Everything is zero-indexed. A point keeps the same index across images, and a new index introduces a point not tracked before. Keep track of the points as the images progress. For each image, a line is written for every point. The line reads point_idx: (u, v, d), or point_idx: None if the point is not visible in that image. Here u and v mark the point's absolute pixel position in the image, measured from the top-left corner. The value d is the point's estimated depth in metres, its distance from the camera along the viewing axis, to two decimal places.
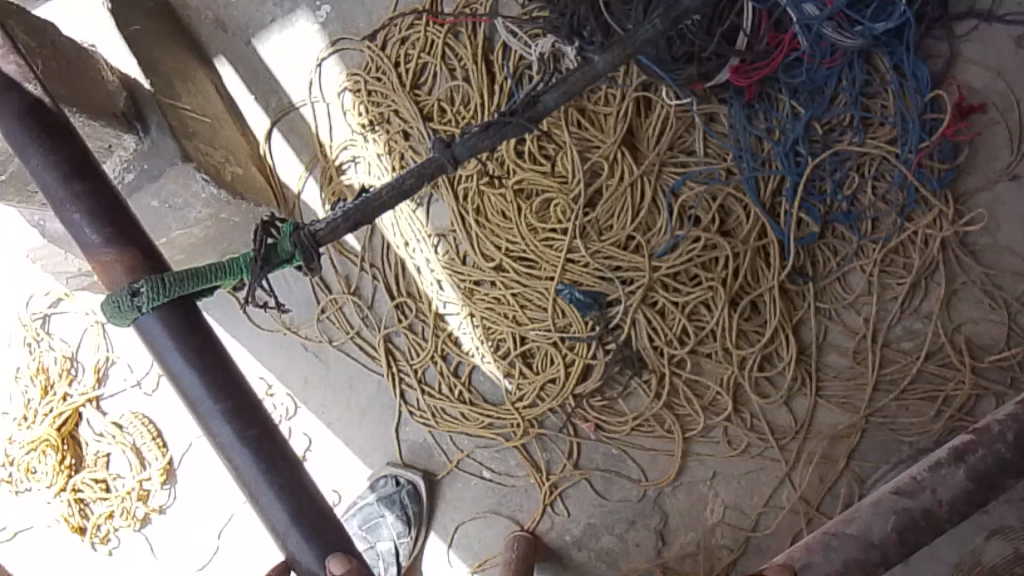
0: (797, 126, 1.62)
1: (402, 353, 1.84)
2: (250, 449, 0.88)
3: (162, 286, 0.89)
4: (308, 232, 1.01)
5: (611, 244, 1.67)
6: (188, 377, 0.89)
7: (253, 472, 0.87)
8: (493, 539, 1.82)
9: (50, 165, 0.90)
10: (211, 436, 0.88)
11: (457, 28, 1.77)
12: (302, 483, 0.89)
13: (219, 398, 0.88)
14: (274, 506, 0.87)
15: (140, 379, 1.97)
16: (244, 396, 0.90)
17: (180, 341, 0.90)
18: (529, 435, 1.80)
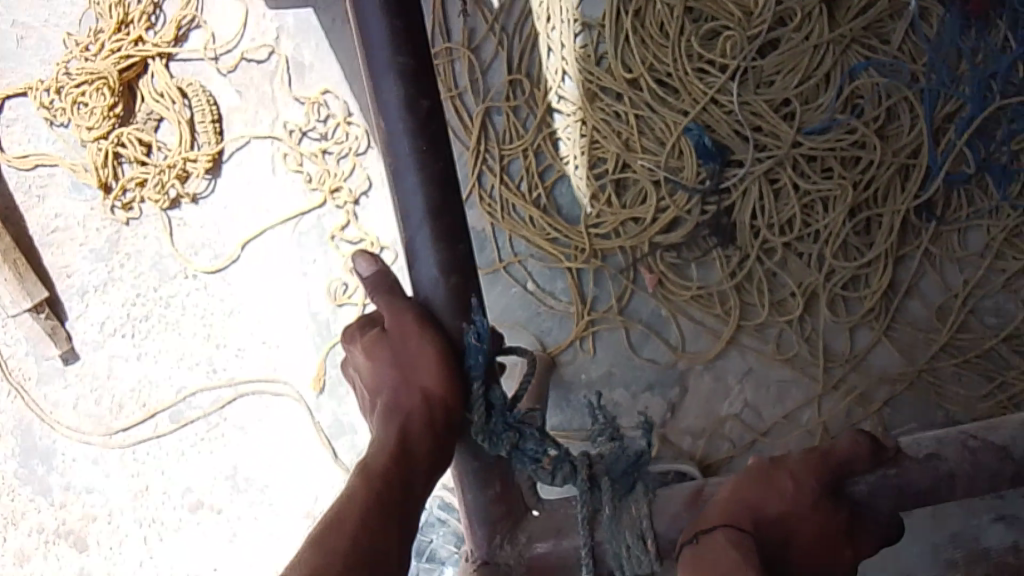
0: (1002, 62, 1.49)
1: (496, 134, 1.72)
2: (415, 154, 0.81)
3: None
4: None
5: (765, 102, 1.55)
6: (371, 17, 0.79)
7: (403, 146, 0.81)
8: (512, 350, 1.78)
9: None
10: (382, 123, 0.81)
11: None
12: (452, 211, 0.84)
13: (396, 55, 0.79)
14: (418, 224, 0.82)
15: (220, 54, 1.80)
16: (422, 63, 0.81)
17: (386, 3, 0.78)
18: (590, 264, 1.71)
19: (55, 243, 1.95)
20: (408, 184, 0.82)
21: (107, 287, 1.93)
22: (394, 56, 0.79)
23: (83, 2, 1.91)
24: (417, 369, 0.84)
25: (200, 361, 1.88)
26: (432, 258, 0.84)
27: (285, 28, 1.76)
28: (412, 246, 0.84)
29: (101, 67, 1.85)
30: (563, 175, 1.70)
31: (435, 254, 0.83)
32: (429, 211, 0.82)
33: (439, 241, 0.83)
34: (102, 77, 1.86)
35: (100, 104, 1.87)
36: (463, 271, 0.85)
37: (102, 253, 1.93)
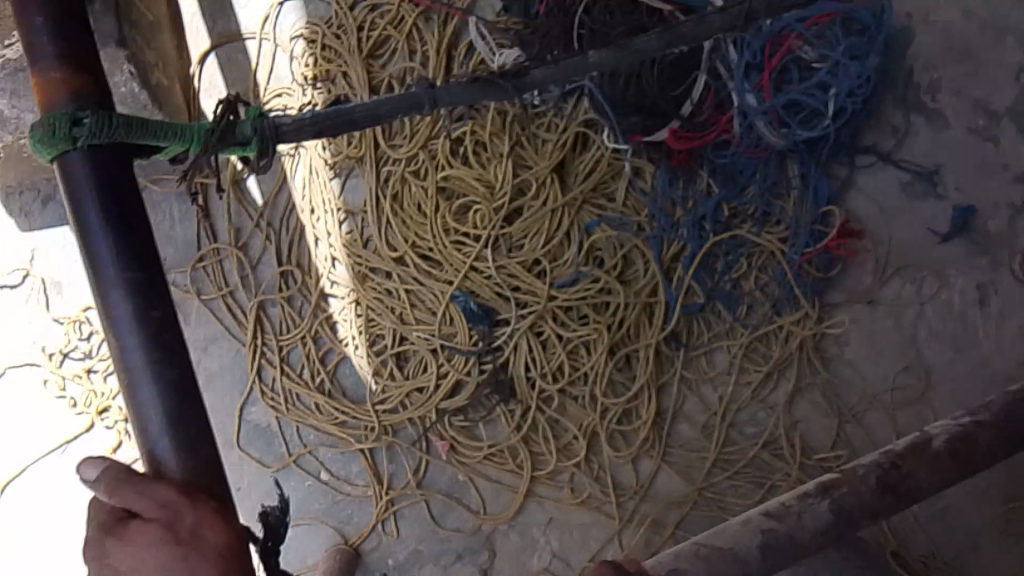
0: (707, 203, 1.69)
1: (272, 326, 1.69)
2: (145, 337, 0.75)
3: (109, 124, 0.78)
4: (272, 122, 0.93)
5: (518, 264, 1.63)
6: (96, 231, 0.75)
7: (137, 361, 0.74)
8: (311, 548, 1.67)
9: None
10: (105, 308, 0.75)
11: (430, 12, 1.72)
12: (191, 387, 0.76)
13: (127, 267, 0.75)
14: (154, 410, 0.74)
15: None
16: (158, 274, 0.77)
17: (101, 187, 0.76)
18: (382, 441, 1.67)
19: None
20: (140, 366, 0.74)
21: None
22: (126, 287, 0.75)
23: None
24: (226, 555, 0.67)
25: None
26: (168, 444, 0.74)
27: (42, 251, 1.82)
28: (144, 438, 0.74)
29: None
30: (343, 356, 1.68)
31: (172, 437, 0.74)
32: (163, 392, 0.74)
33: (177, 422, 0.74)
34: None
35: None
36: (210, 456, 0.75)
37: None
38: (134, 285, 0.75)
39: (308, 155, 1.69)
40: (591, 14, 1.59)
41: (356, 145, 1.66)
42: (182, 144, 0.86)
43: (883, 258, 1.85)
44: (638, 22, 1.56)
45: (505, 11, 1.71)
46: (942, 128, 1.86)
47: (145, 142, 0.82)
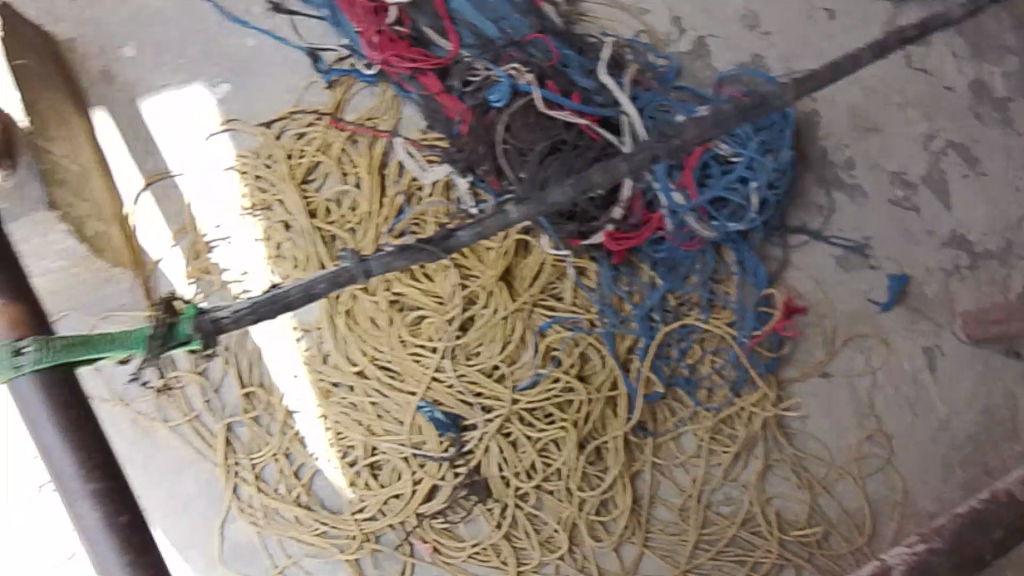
0: (654, 294, 1.77)
1: (241, 446, 1.76)
2: (113, 539, 0.88)
3: (50, 348, 0.86)
4: (213, 316, 0.98)
5: (478, 371, 1.74)
6: (59, 454, 0.88)
7: (111, 561, 0.88)
8: None
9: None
10: (75, 520, 0.88)
11: (357, 135, 1.70)
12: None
13: (91, 479, 0.88)
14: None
15: None
16: (118, 479, 0.90)
17: (56, 415, 0.88)
18: (365, 549, 1.76)
19: None
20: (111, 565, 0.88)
21: None
22: (89, 497, 0.87)
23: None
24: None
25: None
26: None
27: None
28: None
29: None
30: (317, 470, 1.77)
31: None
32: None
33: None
34: None
35: None
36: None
37: None
38: (97, 494, 0.88)
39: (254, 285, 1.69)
40: (513, 130, 1.62)
41: None
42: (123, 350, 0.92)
43: (827, 331, 1.90)
44: (556, 136, 1.61)
45: (429, 127, 1.71)
46: (863, 201, 1.93)
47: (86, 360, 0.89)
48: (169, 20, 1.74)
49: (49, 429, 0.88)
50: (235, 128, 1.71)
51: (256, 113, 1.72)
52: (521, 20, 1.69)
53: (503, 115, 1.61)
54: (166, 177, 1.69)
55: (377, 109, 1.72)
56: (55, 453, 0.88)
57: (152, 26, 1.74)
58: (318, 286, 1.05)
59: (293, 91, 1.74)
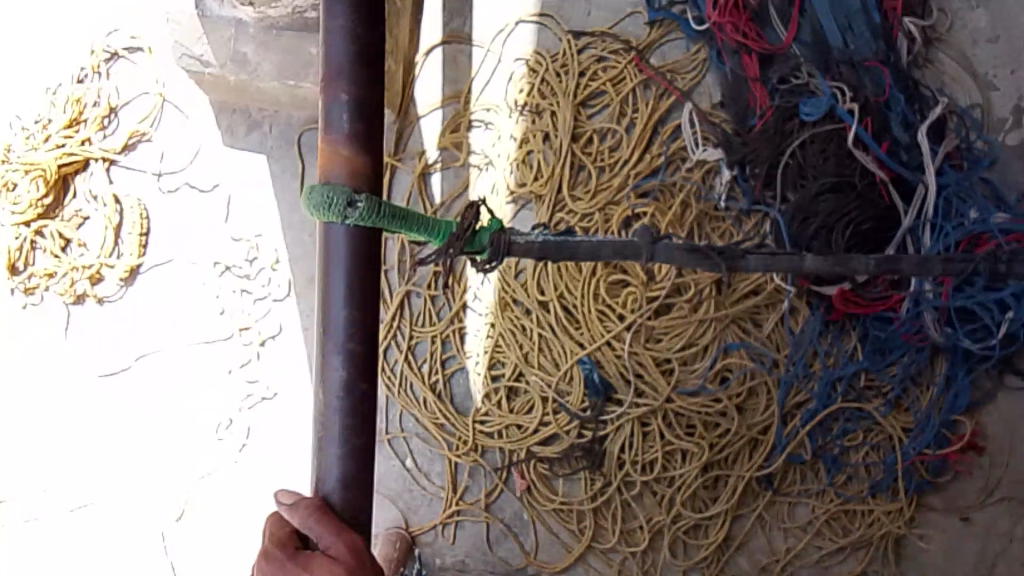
0: (848, 367, 1.72)
1: (410, 314, 1.81)
2: (345, 399, 0.89)
3: (376, 211, 0.86)
4: (509, 238, 0.98)
5: (651, 356, 1.73)
6: (337, 302, 0.88)
7: (334, 420, 0.89)
8: (376, 520, 1.85)
9: (351, 37, 0.87)
10: (323, 366, 0.89)
11: (650, 82, 1.82)
12: (367, 453, 0.90)
13: (352, 340, 0.88)
14: (334, 460, 0.89)
15: (162, 172, 1.82)
16: (372, 349, 0.90)
17: (352, 266, 0.87)
18: (467, 457, 1.79)
19: None
20: (333, 421, 0.89)
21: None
22: (343, 354, 0.88)
23: (37, 92, 1.87)
24: (361, 554, 0.85)
25: (73, 480, 1.85)
26: (336, 492, 0.89)
27: (224, 172, 1.81)
28: (319, 477, 0.90)
29: (42, 158, 1.81)
30: (462, 366, 1.80)
31: (342, 486, 0.89)
32: (346, 451, 0.89)
33: (348, 476, 0.89)
34: (40, 168, 1.81)
35: (33, 192, 1.82)
36: (365, 508, 0.91)
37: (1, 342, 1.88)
38: (352, 354, 0.88)
39: (497, 174, 1.84)
40: (806, 150, 1.70)
41: (543, 182, 1.80)
42: (423, 236, 0.93)
43: (992, 479, 1.80)
44: (846, 178, 1.66)
45: (720, 105, 1.81)
46: None
47: (394, 231, 0.90)
48: None
49: (341, 275, 0.87)
50: (546, 26, 1.85)
51: (576, 22, 1.86)
52: (870, 43, 1.73)
53: (802, 132, 1.70)
54: (466, 44, 1.87)
55: (682, 66, 1.82)
56: (336, 299, 0.88)
57: None
58: (607, 253, 1.06)
59: (619, 14, 1.86)
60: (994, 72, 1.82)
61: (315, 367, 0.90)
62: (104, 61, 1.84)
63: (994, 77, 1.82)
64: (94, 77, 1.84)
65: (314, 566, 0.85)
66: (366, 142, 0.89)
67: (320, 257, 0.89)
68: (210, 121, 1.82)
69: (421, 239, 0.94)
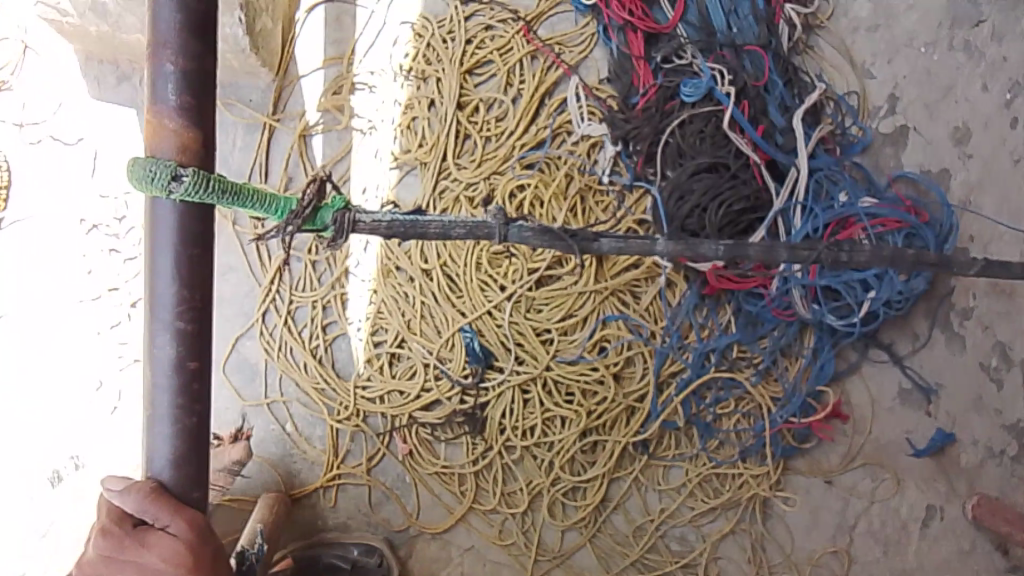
0: (722, 339, 1.78)
1: (291, 279, 1.80)
2: (174, 379, 0.89)
3: (203, 187, 0.85)
4: (353, 217, 0.98)
5: (531, 326, 1.76)
6: (164, 282, 0.87)
7: (163, 401, 0.89)
8: (256, 484, 1.84)
9: (178, 4, 0.84)
10: (151, 345, 0.88)
11: (537, 53, 1.82)
12: (199, 431, 0.91)
13: (180, 319, 0.87)
14: (163, 439, 0.90)
15: (24, 124, 1.75)
16: (204, 328, 0.89)
17: (180, 247, 0.87)
18: (349, 422, 1.80)
19: None
20: (162, 401, 0.89)
21: None
22: (171, 335, 0.87)
23: None
24: (201, 531, 0.88)
25: None
26: (166, 471, 0.90)
27: (90, 126, 1.76)
28: (150, 456, 0.91)
29: None
30: (344, 332, 1.80)
31: (171, 465, 0.90)
32: (176, 430, 0.90)
33: (177, 455, 0.90)
34: None
35: None
36: (196, 485, 0.92)
37: None
38: (181, 334, 0.88)
39: (381, 139, 1.83)
40: (685, 130, 1.74)
41: (427, 150, 1.80)
42: (259, 210, 0.93)
43: (854, 446, 1.89)
44: (719, 158, 1.71)
45: (607, 80, 1.83)
46: (957, 351, 1.89)
47: (227, 208, 0.89)
48: None
49: (168, 252, 0.86)
50: None
51: None
52: (752, 26, 1.77)
53: (681, 110, 1.75)
54: (351, 5, 1.84)
55: (572, 37, 1.84)
56: (163, 278, 0.87)
57: None
58: (459, 233, 1.05)
59: None
60: (871, 61, 1.87)
61: (144, 347, 0.90)
62: None
63: (871, 65, 1.87)
64: None
65: (154, 542, 0.86)
66: (196, 114, 0.86)
67: (149, 235, 0.88)
68: (77, 73, 1.75)
69: (257, 213, 0.93)
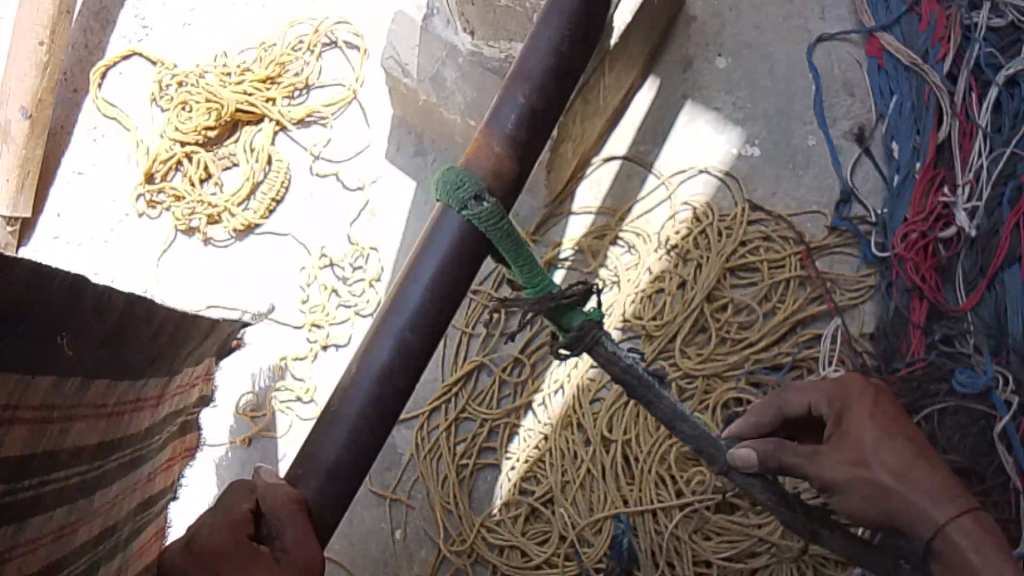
0: None
1: (473, 390, 1.72)
2: (377, 385, 0.90)
3: (496, 215, 0.88)
4: (599, 335, 0.90)
5: (691, 550, 1.54)
6: (413, 291, 0.93)
7: (358, 400, 0.89)
8: None
9: (546, 64, 1.01)
10: (372, 345, 0.92)
11: (808, 281, 1.73)
12: (368, 445, 0.88)
13: (410, 330, 0.92)
14: (337, 441, 0.87)
15: (319, 156, 1.88)
16: (424, 348, 0.92)
17: (443, 262, 0.92)
18: (459, 559, 1.62)
19: (71, 181, 1.94)
20: (353, 404, 0.89)
21: (75, 248, 1.89)
22: (394, 340, 0.91)
23: (250, 42, 2.01)
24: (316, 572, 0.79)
25: None
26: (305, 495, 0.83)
27: (373, 180, 1.84)
28: (316, 452, 0.87)
29: (223, 97, 1.92)
30: (496, 464, 1.67)
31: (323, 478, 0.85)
32: (351, 438, 0.88)
33: (338, 467, 0.86)
34: (217, 104, 1.92)
35: (200, 120, 1.92)
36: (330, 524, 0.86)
37: (103, 237, 1.89)
38: (403, 343, 0.91)
39: (617, 296, 1.76)
40: (944, 419, 1.53)
41: (658, 324, 1.71)
42: (521, 279, 0.88)
43: None
44: (974, 464, 1.49)
45: (869, 334, 1.68)
46: None
47: (503, 253, 0.88)
48: (772, 83, 1.92)
49: (431, 263, 0.92)
50: (727, 186, 1.83)
51: (758, 194, 1.83)
52: None
53: (947, 397, 1.53)
54: (645, 168, 1.85)
55: (847, 281, 1.73)
56: (414, 287, 0.92)
57: (753, 76, 1.93)
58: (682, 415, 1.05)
59: (804, 207, 1.82)
60: None
61: (364, 343, 0.93)
62: (320, 42, 1.96)
63: None
64: (306, 51, 1.96)
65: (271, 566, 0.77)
66: (519, 150, 0.96)
67: (419, 246, 0.95)
68: (384, 133, 1.87)
69: (517, 281, 0.88)
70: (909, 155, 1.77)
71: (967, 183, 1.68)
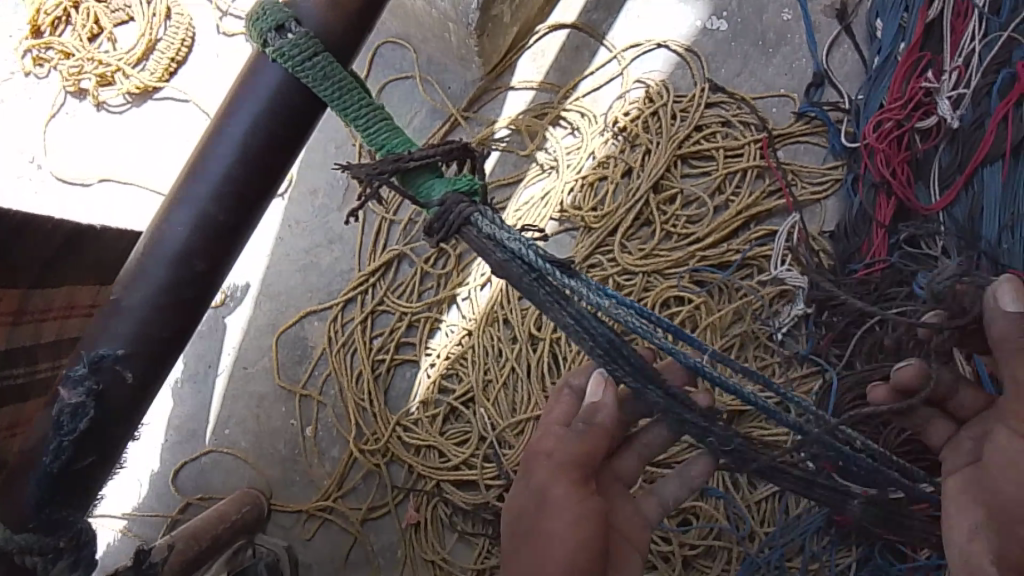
0: None
1: (392, 281, 1.57)
2: (171, 272, 0.71)
3: (308, 51, 0.72)
4: (469, 211, 0.70)
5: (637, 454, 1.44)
6: (223, 150, 0.73)
7: (147, 289, 0.71)
8: (233, 482, 1.58)
9: None
10: (165, 220, 0.72)
11: (765, 173, 1.56)
12: (159, 348, 0.72)
13: (217, 205, 0.72)
14: (121, 339, 0.70)
15: (228, 13, 1.66)
16: (232, 229, 0.74)
17: (264, 114, 0.73)
18: (372, 460, 1.51)
19: None
20: (139, 292, 0.71)
21: None
22: (195, 215, 0.72)
23: None
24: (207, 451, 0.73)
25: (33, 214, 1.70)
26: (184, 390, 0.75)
27: None
28: (95, 344, 0.70)
29: None
30: (415, 360, 1.54)
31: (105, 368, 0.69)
32: (137, 336, 0.71)
33: (136, 364, 0.71)
34: None
35: None
36: None
37: None
38: (209, 221, 0.72)
39: (555, 183, 1.61)
40: None
41: (598, 216, 1.57)
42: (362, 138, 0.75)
43: None
44: None
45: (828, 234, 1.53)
46: None
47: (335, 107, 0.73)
48: None
49: (248, 114, 0.73)
50: (685, 63, 1.62)
51: (719, 75, 1.64)
52: None
53: (903, 302, 1.38)
54: (596, 41, 1.66)
55: (809, 175, 1.57)
56: (227, 141, 0.73)
57: None
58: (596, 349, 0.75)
59: (770, 91, 1.63)
60: None
61: (159, 213, 0.73)
62: None
63: None
64: None
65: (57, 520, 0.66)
66: None
67: (234, 93, 0.75)
68: None
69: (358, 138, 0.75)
70: (893, 35, 1.53)
71: (953, 69, 1.41)
